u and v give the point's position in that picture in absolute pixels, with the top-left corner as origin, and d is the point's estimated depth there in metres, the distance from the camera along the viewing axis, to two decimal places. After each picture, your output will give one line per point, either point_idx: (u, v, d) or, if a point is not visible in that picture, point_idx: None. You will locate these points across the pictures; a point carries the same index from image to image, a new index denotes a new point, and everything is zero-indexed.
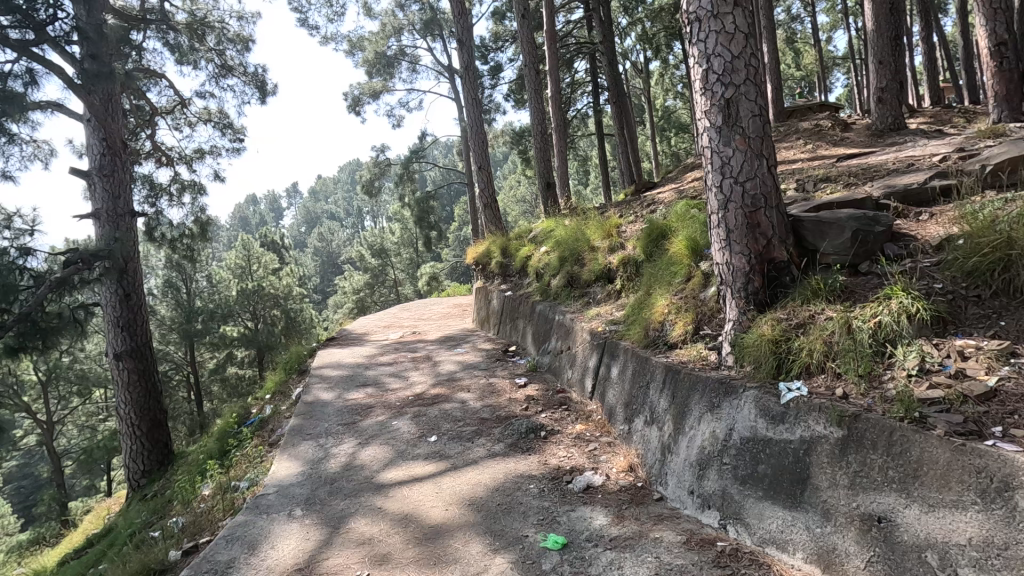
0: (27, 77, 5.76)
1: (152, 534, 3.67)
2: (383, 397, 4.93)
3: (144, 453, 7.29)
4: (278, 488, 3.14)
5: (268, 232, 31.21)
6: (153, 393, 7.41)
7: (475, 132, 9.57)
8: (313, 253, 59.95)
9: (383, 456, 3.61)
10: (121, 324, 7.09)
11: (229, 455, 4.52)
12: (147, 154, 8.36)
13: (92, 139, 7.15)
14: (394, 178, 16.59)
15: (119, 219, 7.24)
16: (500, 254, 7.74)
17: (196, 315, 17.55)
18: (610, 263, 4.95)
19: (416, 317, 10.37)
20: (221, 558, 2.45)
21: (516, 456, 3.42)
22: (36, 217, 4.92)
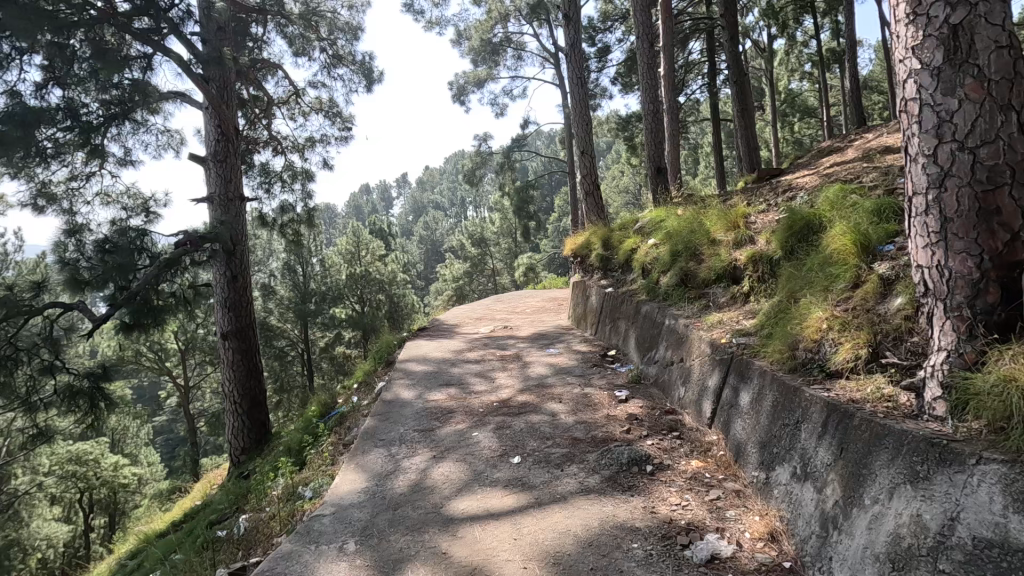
0: (144, 63, 5.65)
1: (219, 535, 3.63)
2: (466, 401, 4.48)
3: (244, 431, 7.49)
4: (336, 510, 2.90)
5: (377, 220, 32.54)
6: (255, 373, 7.56)
7: (580, 115, 8.82)
8: (418, 241, 62.42)
9: (457, 477, 3.13)
10: (227, 305, 7.22)
11: (306, 451, 4.46)
12: (264, 143, 8.42)
13: (209, 126, 7.08)
14: (495, 167, 16.27)
15: (229, 203, 7.15)
16: (600, 245, 6.97)
17: (310, 297, 18.51)
18: (736, 259, 4.07)
19: (509, 310, 9.92)
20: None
21: (613, 496, 2.74)
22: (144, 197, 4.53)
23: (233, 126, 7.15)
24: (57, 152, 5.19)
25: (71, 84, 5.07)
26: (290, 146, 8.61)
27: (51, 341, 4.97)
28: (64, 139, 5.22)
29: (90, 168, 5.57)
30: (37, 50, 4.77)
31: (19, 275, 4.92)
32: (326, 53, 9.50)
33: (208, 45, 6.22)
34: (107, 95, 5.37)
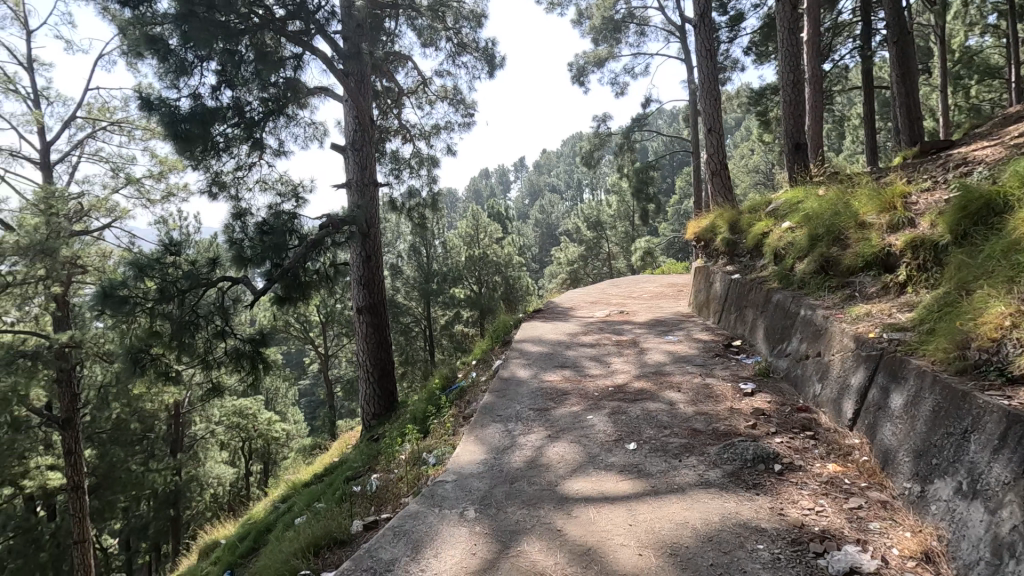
0: (295, 63, 6.27)
1: (355, 489, 4.03)
2: (580, 384, 4.50)
3: (375, 397, 8.16)
4: (457, 477, 3.08)
5: (495, 203, 33.43)
6: (385, 345, 8.18)
7: (709, 90, 8.28)
8: (534, 224, 63.17)
9: (572, 457, 3.16)
10: (363, 282, 7.86)
11: (430, 420, 4.77)
12: (395, 132, 8.96)
13: (348, 117, 7.68)
14: (614, 148, 15.87)
15: (365, 188, 7.73)
16: (727, 228, 6.55)
17: (433, 277, 19.56)
18: (890, 245, 3.61)
19: (625, 295, 9.71)
20: (383, 557, 2.44)
21: (736, 492, 2.60)
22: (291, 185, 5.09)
23: (368, 117, 7.69)
24: (227, 145, 5.96)
25: (237, 84, 5.75)
26: (418, 134, 9.09)
27: (222, 310, 5.78)
28: (232, 133, 5.97)
29: (251, 158, 6.33)
30: (213, 57, 5.50)
31: (198, 252, 5.76)
32: (451, 42, 9.84)
33: (348, 42, 6.74)
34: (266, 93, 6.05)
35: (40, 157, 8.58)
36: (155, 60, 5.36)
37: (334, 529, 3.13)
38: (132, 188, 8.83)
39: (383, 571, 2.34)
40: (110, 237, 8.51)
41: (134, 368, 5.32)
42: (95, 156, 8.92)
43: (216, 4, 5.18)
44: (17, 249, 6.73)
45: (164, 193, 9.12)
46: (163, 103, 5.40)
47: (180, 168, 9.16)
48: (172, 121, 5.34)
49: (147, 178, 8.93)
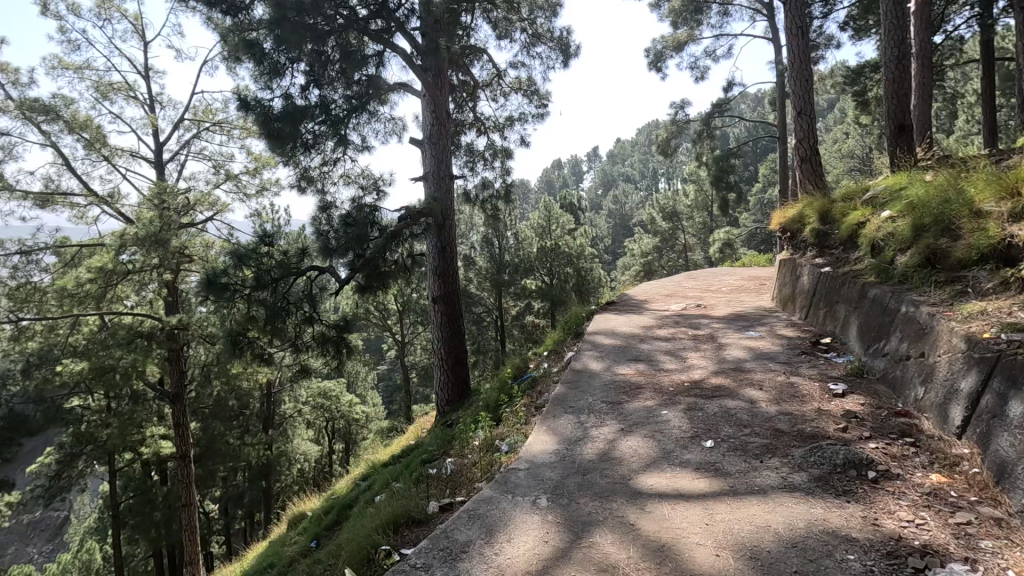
0: (377, 61, 6.49)
1: (431, 472, 4.18)
2: (654, 378, 4.41)
3: (449, 384, 8.39)
4: (530, 466, 3.12)
5: (567, 194, 33.17)
6: (458, 334, 8.37)
7: (799, 70, 7.74)
8: (607, 215, 62.12)
9: (646, 452, 3.11)
10: (438, 272, 8.07)
11: (502, 408, 4.86)
12: (470, 125, 9.08)
13: (425, 112, 7.87)
14: (693, 136, 15.25)
15: (441, 181, 7.89)
16: (816, 219, 6.13)
17: (505, 268, 19.69)
18: (1012, 236, 3.23)
19: (702, 288, 9.36)
20: (459, 538, 2.52)
21: (824, 498, 2.46)
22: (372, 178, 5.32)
23: (445, 111, 7.85)
24: (314, 142, 6.27)
25: (324, 84, 6.06)
26: (492, 126, 9.17)
27: (310, 297, 6.17)
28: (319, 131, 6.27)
29: (336, 154, 6.65)
30: (303, 59, 5.83)
31: (289, 242, 6.16)
32: (525, 33, 9.82)
33: (426, 38, 6.89)
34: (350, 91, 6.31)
35: (154, 157, 9.46)
36: (252, 64, 5.75)
37: (411, 509, 3.28)
38: (231, 184, 9.56)
39: (458, 551, 2.42)
40: (212, 229, 9.27)
41: (234, 349, 5.94)
42: (200, 154, 9.72)
43: (305, 8, 5.48)
44: (136, 240, 7.48)
45: (259, 188, 9.81)
46: (259, 104, 5.81)
47: (272, 164, 9.80)
48: (267, 121, 5.76)
49: (244, 174, 9.63)
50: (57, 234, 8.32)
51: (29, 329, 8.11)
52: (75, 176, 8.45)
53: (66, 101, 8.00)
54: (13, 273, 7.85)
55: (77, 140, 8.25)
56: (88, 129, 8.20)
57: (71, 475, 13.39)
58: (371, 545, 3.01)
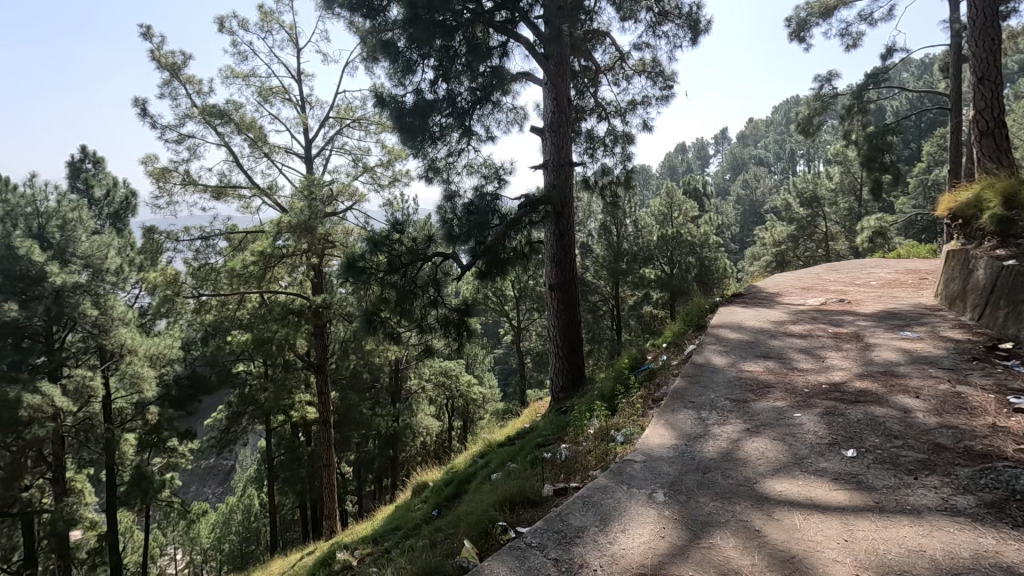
0: (501, 51, 6.63)
1: (546, 455, 4.27)
2: (786, 377, 4.08)
3: (563, 371, 8.32)
4: (646, 459, 3.06)
5: (691, 179, 31.41)
6: (574, 323, 8.26)
7: (983, 28, 6.57)
8: (735, 201, 57.99)
9: (775, 456, 2.90)
10: (555, 261, 8.04)
11: (618, 399, 4.82)
12: (591, 111, 8.92)
13: (547, 100, 7.86)
14: (841, 112, 13.63)
15: (560, 168, 7.82)
16: (998, 203, 5.21)
17: (623, 256, 18.82)
18: None
19: (847, 282, 8.41)
20: (573, 523, 2.55)
21: (997, 528, 2.12)
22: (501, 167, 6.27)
23: (566, 97, 7.79)
24: (441, 134, 6.54)
25: (451, 77, 6.32)
26: (613, 111, 8.95)
27: (435, 282, 6.52)
28: (445, 123, 6.54)
29: (461, 145, 6.92)
30: (432, 55, 6.14)
31: (417, 230, 6.58)
32: (652, 12, 9.41)
33: (549, 25, 6.88)
34: (475, 82, 6.49)
35: (305, 152, 10.53)
36: (388, 63, 6.17)
37: (527, 489, 3.37)
38: (367, 176, 10.37)
39: (573, 536, 2.45)
40: (351, 217, 10.13)
41: (369, 327, 6.46)
42: (342, 149, 10.64)
43: (436, 5, 5.70)
44: (289, 227, 8.41)
45: (391, 179, 10.53)
46: (393, 100, 6.26)
47: (403, 156, 10.46)
48: (400, 115, 6.19)
49: (379, 166, 10.38)
50: (228, 222, 9.64)
51: (208, 303, 9.47)
52: (243, 171, 9.69)
53: (236, 105, 9.17)
54: (196, 255, 9.19)
55: (244, 140, 9.44)
56: (253, 130, 9.35)
57: (236, 430, 15.55)
58: (488, 520, 3.15)
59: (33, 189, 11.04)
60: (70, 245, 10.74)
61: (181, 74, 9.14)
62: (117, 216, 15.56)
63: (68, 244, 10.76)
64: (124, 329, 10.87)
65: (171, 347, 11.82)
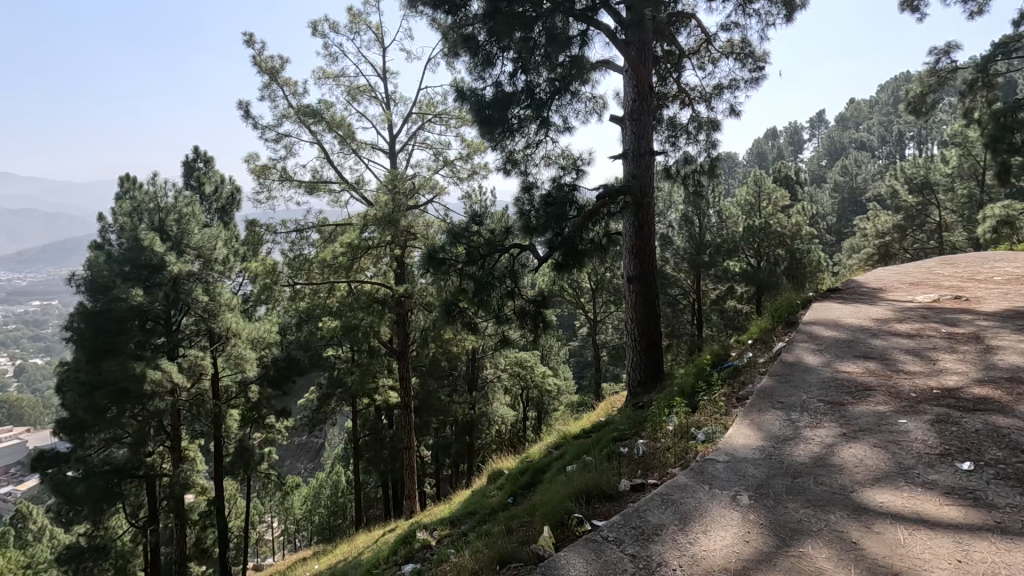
0: (581, 40, 6.53)
1: (622, 450, 4.22)
2: (889, 380, 3.76)
3: (640, 365, 7.98)
4: (729, 459, 2.95)
5: (783, 165, 29.42)
6: (653, 316, 7.93)
7: None
8: (833, 189, 53.76)
9: (876, 464, 2.69)
10: (634, 253, 7.76)
11: (699, 396, 4.67)
12: (674, 97, 8.57)
13: (628, 87, 7.64)
14: (961, 88, 12.21)
15: (640, 157, 7.57)
16: None
17: (705, 249, 17.77)
18: None
19: (964, 277, 7.58)
20: (651, 520, 2.51)
21: None
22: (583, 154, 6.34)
23: (648, 84, 7.52)
24: (520, 126, 6.57)
25: (530, 68, 6.32)
26: (698, 97, 8.56)
27: (512, 273, 6.59)
28: (524, 115, 6.56)
29: (539, 136, 6.91)
30: (512, 47, 6.16)
31: (494, 222, 6.66)
32: None
33: (631, 11, 6.68)
34: (554, 73, 6.45)
35: (389, 148, 10.94)
36: (468, 57, 6.29)
37: (603, 483, 3.35)
38: (447, 169, 10.62)
39: (651, 533, 2.41)
40: (432, 210, 10.42)
41: (448, 316, 6.66)
42: (424, 144, 10.95)
43: None
44: (374, 220, 8.78)
45: (470, 171, 10.71)
46: (473, 94, 6.38)
47: (482, 149, 10.61)
48: (480, 109, 6.31)
49: (459, 159, 10.59)
50: (320, 215, 10.26)
51: (302, 292, 10.12)
52: (333, 167, 10.24)
53: (327, 105, 9.70)
54: (292, 247, 9.86)
55: (334, 138, 9.96)
56: (342, 127, 9.84)
57: (326, 411, 16.60)
58: (564, 511, 3.17)
59: (155, 187, 12.27)
60: (185, 237, 11.83)
61: (279, 77, 9.78)
62: (224, 211, 16.94)
63: (184, 236, 11.87)
64: (230, 314, 11.88)
65: (270, 332, 12.79)
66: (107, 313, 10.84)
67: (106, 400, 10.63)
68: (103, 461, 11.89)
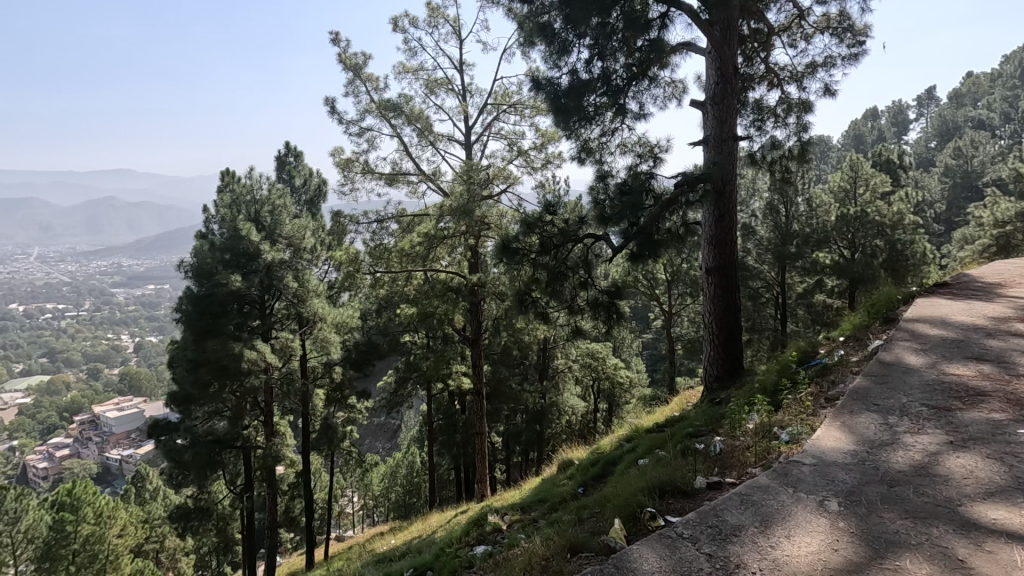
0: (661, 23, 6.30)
1: (698, 446, 4.10)
2: (1007, 385, 3.39)
3: (718, 361, 7.60)
4: (817, 463, 2.81)
5: (884, 148, 26.96)
6: (734, 309, 7.50)
7: None
8: (943, 173, 48.63)
9: (988, 475, 2.46)
10: (714, 243, 7.39)
11: (783, 394, 4.48)
12: (760, 78, 8.07)
13: (710, 70, 7.29)
14: None
15: (722, 143, 7.20)
16: None
17: (791, 239, 16.61)
18: None
19: None
20: (729, 520, 2.44)
21: None
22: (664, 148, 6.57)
23: (732, 66, 7.13)
24: (595, 114, 6.46)
25: (607, 55, 6.19)
26: (788, 77, 8.03)
27: (586, 264, 6.51)
28: (600, 103, 6.45)
29: (615, 124, 6.77)
30: (589, 34, 6.05)
31: (568, 212, 6.63)
32: None
33: None
34: (632, 58, 6.26)
35: (465, 139, 11.12)
36: (544, 45, 6.26)
37: (678, 479, 3.28)
38: (521, 159, 10.65)
39: (729, 533, 2.35)
40: (506, 200, 10.48)
41: (520, 306, 6.75)
42: (499, 134, 11.03)
43: None
44: (450, 211, 8.97)
45: (544, 161, 10.68)
46: (548, 83, 6.35)
47: (556, 138, 10.53)
48: (555, 97, 6.28)
49: (533, 149, 10.58)
50: (399, 206, 10.64)
51: (381, 279, 10.56)
52: (412, 160, 10.54)
53: (407, 98, 9.99)
54: (372, 236, 10.32)
55: (413, 131, 10.25)
56: (421, 120, 10.11)
57: (403, 393, 17.30)
58: (636, 504, 3.14)
59: (251, 180, 13.22)
60: (277, 227, 12.67)
61: (362, 73, 10.18)
62: (312, 202, 17.94)
63: (276, 226, 12.71)
64: (316, 300, 12.62)
65: (352, 317, 13.47)
66: (210, 297, 11.86)
67: (209, 376, 11.62)
68: (207, 432, 13.07)
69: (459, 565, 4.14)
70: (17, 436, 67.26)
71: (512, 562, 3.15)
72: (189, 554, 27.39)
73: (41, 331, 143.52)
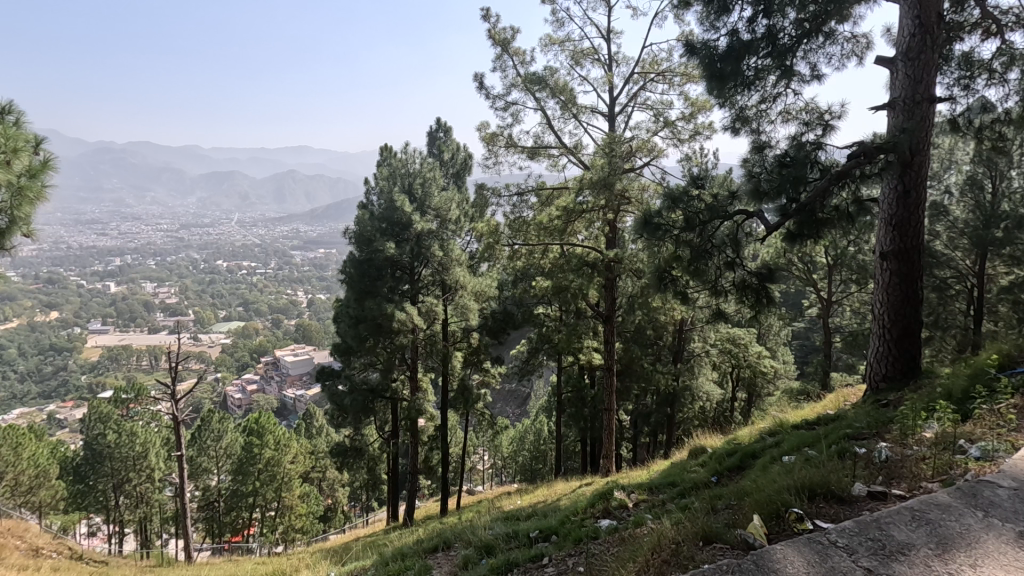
0: None
1: (859, 450, 3.69)
2: None
3: (889, 358, 6.64)
4: (1017, 488, 2.54)
5: None
6: (914, 301, 6.42)
7: None
8: None
9: None
10: (894, 223, 6.37)
11: (974, 405, 3.87)
12: (973, 26, 6.68)
13: (906, 21, 6.21)
14: None
15: (915, 107, 6.10)
16: None
17: (999, 221, 13.58)
18: None
19: None
20: (896, 536, 2.24)
21: None
22: (837, 113, 5.88)
23: (936, 13, 6.01)
24: (755, 78, 5.89)
25: (774, 11, 5.59)
26: (1012, 22, 6.55)
27: (734, 242, 6.06)
28: (762, 66, 5.85)
29: (778, 89, 6.11)
30: None
31: (716, 186, 6.22)
32: None
33: None
34: (804, 12, 5.57)
35: (609, 110, 10.82)
36: (702, 6, 5.85)
37: (833, 482, 3.01)
38: (668, 130, 10.11)
39: (895, 550, 2.15)
40: (648, 173, 10.04)
41: (660, 284, 6.56)
42: (644, 105, 10.54)
43: None
44: (590, 184, 8.75)
45: (692, 132, 10.03)
46: (704, 46, 5.90)
47: (707, 107, 9.80)
48: (710, 62, 5.85)
49: (681, 120, 9.99)
50: (540, 179, 10.76)
51: (519, 251, 10.81)
52: (554, 133, 10.52)
53: (552, 71, 9.96)
54: (512, 209, 10.60)
55: (557, 103, 10.20)
56: (565, 93, 10.03)
57: (534, 362, 17.78)
58: (780, 503, 2.92)
59: (407, 155, 14.22)
60: (427, 198, 13.53)
61: (510, 47, 10.34)
62: (458, 175, 18.74)
63: (426, 198, 13.57)
64: (458, 269, 13.44)
65: (489, 286, 14.04)
66: (370, 261, 13.17)
67: (366, 331, 13.00)
68: (363, 381, 14.65)
69: (585, 535, 4.20)
70: (222, 370, 81.71)
71: (640, 540, 3.15)
72: (343, 488, 31.21)
73: (239, 284, 170.78)
